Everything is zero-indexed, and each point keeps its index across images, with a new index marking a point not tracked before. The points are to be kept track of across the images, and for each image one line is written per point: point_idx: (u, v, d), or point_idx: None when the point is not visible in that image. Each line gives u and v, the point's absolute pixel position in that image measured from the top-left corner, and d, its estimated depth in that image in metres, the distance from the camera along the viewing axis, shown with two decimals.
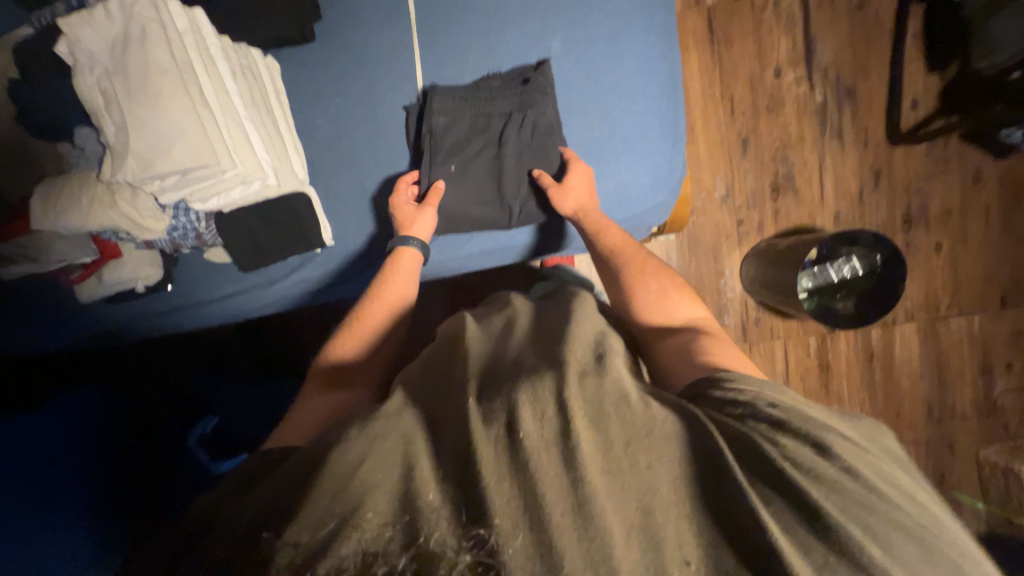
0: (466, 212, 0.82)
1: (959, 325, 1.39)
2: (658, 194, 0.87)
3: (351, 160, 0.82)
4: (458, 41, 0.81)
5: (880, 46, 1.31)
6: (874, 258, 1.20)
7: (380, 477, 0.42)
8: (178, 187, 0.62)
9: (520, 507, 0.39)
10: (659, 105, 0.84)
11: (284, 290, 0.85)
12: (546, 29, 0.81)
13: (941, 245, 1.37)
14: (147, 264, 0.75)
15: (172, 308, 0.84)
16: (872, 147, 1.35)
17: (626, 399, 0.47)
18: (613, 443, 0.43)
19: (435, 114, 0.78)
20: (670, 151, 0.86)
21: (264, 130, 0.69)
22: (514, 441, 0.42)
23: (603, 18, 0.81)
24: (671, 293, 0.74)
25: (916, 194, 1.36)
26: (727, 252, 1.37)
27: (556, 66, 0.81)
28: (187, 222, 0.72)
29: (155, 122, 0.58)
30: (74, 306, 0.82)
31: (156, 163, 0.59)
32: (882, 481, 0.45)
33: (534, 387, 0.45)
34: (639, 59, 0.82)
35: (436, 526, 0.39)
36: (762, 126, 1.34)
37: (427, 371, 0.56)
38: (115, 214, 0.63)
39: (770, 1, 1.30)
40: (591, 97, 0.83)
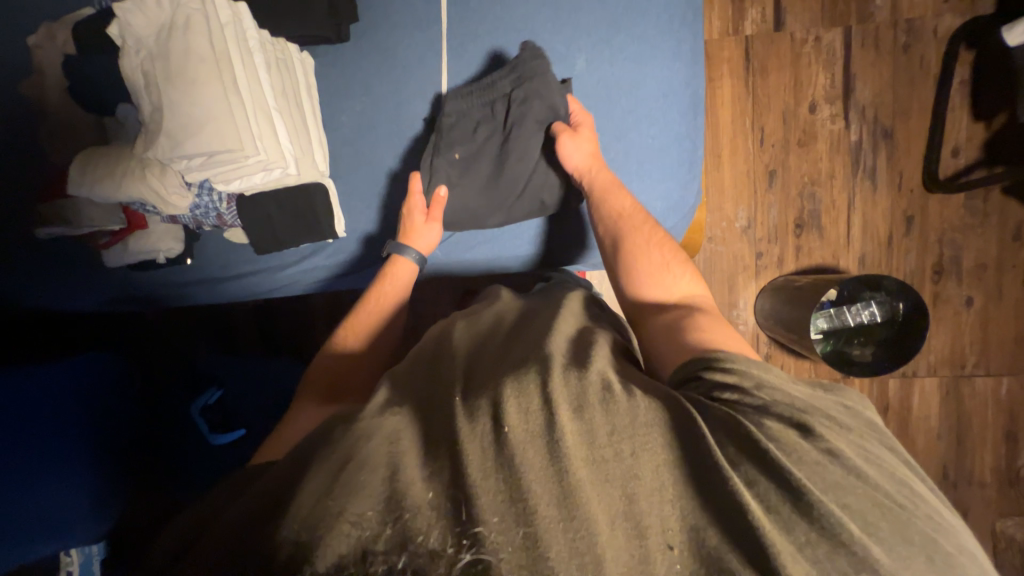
0: (468, 203, 0.83)
1: (985, 387, 1.31)
2: (669, 219, 0.86)
3: (370, 156, 0.85)
4: (487, 50, 0.82)
5: (924, 90, 1.28)
6: (895, 306, 1.16)
7: (366, 478, 0.40)
8: (202, 168, 0.65)
9: (507, 501, 0.39)
10: (678, 130, 0.84)
11: (297, 275, 0.89)
12: (573, 47, 0.82)
13: (972, 300, 1.31)
14: (168, 237, 0.79)
15: (192, 282, 0.88)
16: (905, 191, 1.31)
17: (610, 389, 0.47)
18: (598, 433, 0.43)
19: (447, 116, 0.80)
20: (685, 176, 0.85)
21: (291, 121, 0.72)
22: (500, 436, 0.42)
23: (631, 39, 0.81)
24: (675, 270, 0.73)
25: (949, 244, 1.31)
26: (743, 284, 1.34)
27: (578, 84, 0.82)
28: (209, 202, 0.74)
29: (188, 105, 0.62)
30: (98, 273, 0.86)
31: (184, 143, 0.62)
32: (866, 463, 0.45)
33: (520, 382, 0.46)
34: (662, 84, 0.82)
35: (423, 523, 0.38)
36: (792, 160, 1.31)
37: (410, 366, 0.57)
38: (144, 188, 0.67)
39: (812, 36, 1.28)
40: (609, 115, 0.83)
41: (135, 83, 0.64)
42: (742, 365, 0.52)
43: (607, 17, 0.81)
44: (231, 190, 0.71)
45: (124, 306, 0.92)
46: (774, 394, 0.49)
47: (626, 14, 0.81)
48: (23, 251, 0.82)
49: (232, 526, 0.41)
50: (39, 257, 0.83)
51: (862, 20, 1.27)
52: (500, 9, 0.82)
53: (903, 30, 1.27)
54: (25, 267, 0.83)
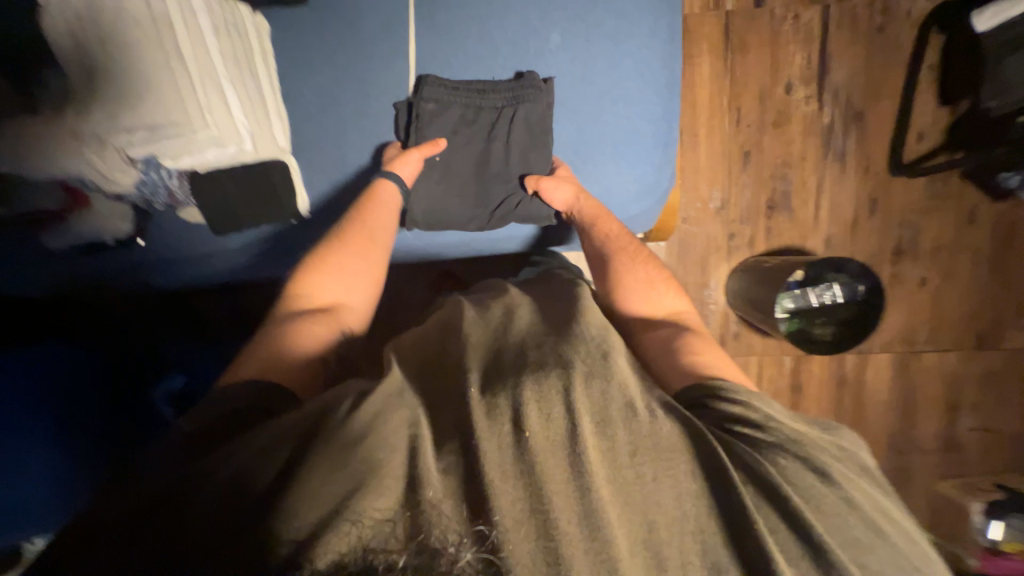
0: (444, 200, 0.83)
1: (932, 361, 1.40)
2: (643, 202, 0.86)
3: (336, 132, 0.80)
4: (458, 21, 0.78)
5: (894, 73, 1.29)
6: (857, 288, 1.20)
7: (385, 457, 0.43)
8: (147, 144, 0.61)
9: (527, 510, 0.41)
10: (653, 111, 0.82)
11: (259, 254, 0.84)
12: (548, 21, 0.78)
13: (927, 280, 1.38)
14: (116, 219, 0.75)
15: (145, 263, 0.83)
16: (872, 174, 1.34)
17: (632, 408, 0.49)
18: (620, 452, 0.46)
19: (424, 98, 0.77)
20: (660, 158, 0.84)
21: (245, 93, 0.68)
22: (521, 443, 0.44)
23: (608, 13, 0.78)
24: (660, 287, 0.75)
25: (909, 226, 1.36)
26: (715, 264, 1.36)
27: (553, 60, 0.79)
28: (157, 179, 0.69)
29: (125, 71, 0.57)
30: (35, 255, 0.79)
31: (124, 115, 0.58)
32: (877, 513, 0.48)
33: (541, 384, 0.47)
34: (637, 63, 0.80)
35: (440, 522, 0.39)
36: (766, 141, 1.32)
37: (420, 351, 0.57)
38: (77, 162, 0.62)
39: (791, 13, 1.26)
40: (584, 94, 0.80)
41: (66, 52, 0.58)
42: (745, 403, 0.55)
43: None
44: (181, 165, 0.67)
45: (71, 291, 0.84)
46: (782, 431, 0.52)
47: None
48: None
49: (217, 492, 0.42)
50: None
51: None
52: None
53: (878, 10, 1.27)
54: None
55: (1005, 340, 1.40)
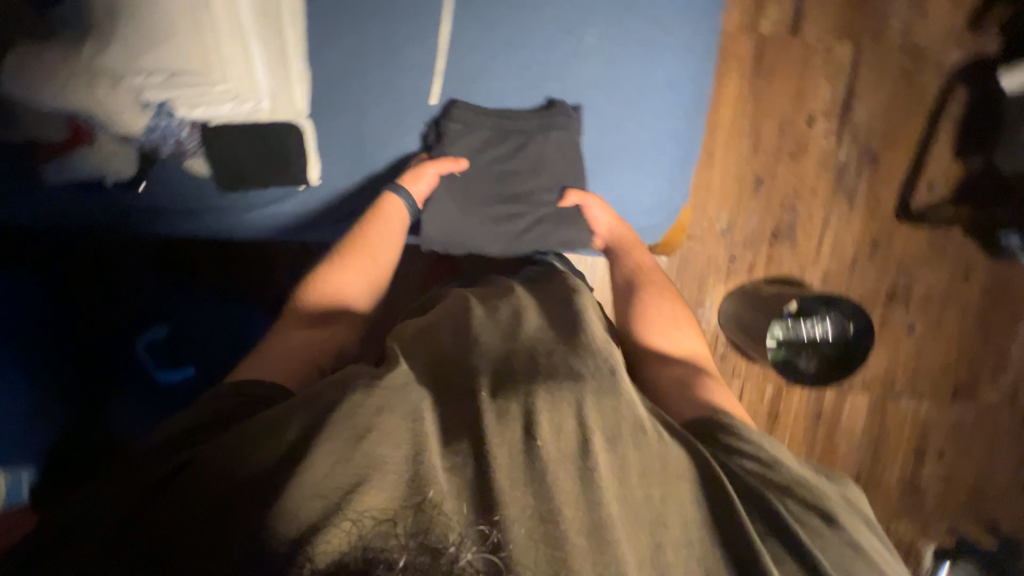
0: (464, 222, 0.81)
1: (907, 407, 1.43)
2: (653, 216, 0.87)
3: (353, 101, 0.76)
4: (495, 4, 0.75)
5: (915, 120, 1.30)
6: (846, 327, 1.18)
7: (388, 453, 0.45)
8: (163, 88, 0.68)
9: (535, 515, 0.44)
10: (678, 126, 0.82)
11: (263, 216, 0.81)
12: (586, 19, 0.76)
13: (914, 327, 1.40)
14: (119, 157, 0.73)
15: (141, 209, 0.78)
16: (878, 217, 1.35)
17: (641, 428, 0.52)
18: (628, 469, 0.49)
19: (451, 118, 0.77)
20: (677, 174, 0.85)
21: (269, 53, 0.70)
22: (531, 449, 0.47)
23: (648, 20, 0.77)
24: (683, 325, 0.76)
25: (906, 273, 1.38)
26: (712, 285, 1.38)
27: (586, 60, 0.78)
28: (168, 126, 0.71)
29: (152, 18, 0.64)
30: (24, 185, 0.74)
31: (147, 57, 0.66)
32: (878, 555, 0.51)
33: (554, 396, 0.51)
34: (670, 75, 0.79)
35: (441, 521, 0.42)
36: (780, 170, 1.32)
37: (429, 348, 0.60)
38: (90, 98, 0.65)
39: (824, 45, 1.26)
40: (612, 99, 0.80)
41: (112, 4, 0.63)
42: (755, 441, 0.57)
43: None
44: (195, 116, 0.71)
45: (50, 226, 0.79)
46: (789, 471, 0.55)
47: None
48: None
49: (207, 485, 0.45)
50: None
51: (874, 38, 1.26)
52: None
53: (910, 55, 1.27)
54: None
55: (979, 395, 1.43)
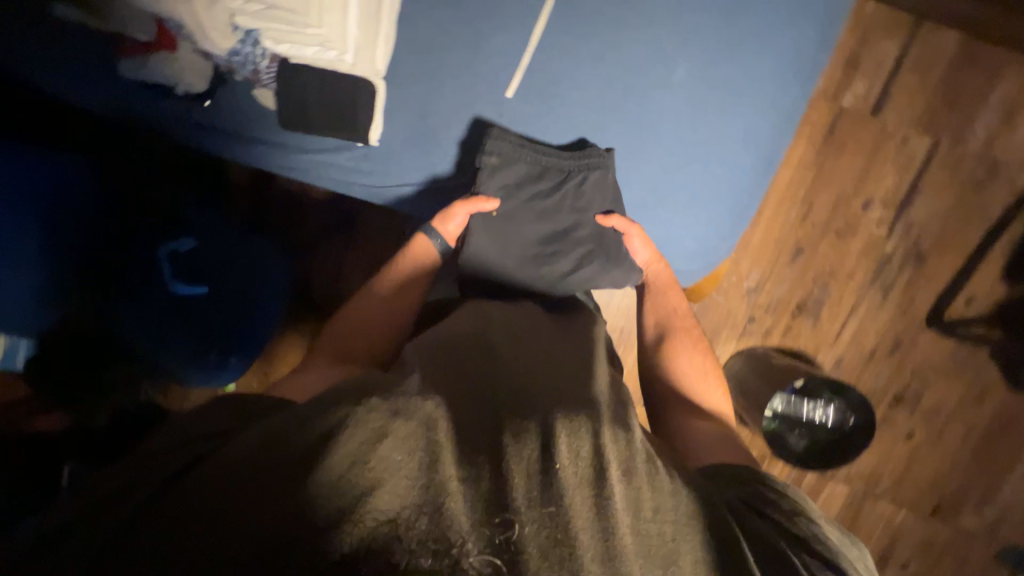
0: (499, 257, 0.78)
1: (883, 510, 1.41)
2: (693, 263, 0.86)
3: (432, 75, 0.77)
4: (595, 14, 0.74)
5: (972, 231, 1.26)
6: (846, 418, 1.17)
7: (401, 458, 0.46)
8: (258, 18, 0.71)
9: (549, 538, 0.45)
10: (742, 182, 0.81)
11: (313, 163, 0.81)
12: (680, 52, 0.75)
13: (912, 435, 1.38)
14: (194, 71, 0.74)
15: (202, 126, 0.79)
16: (908, 317, 1.32)
17: (652, 464, 0.54)
18: (641, 502, 0.50)
19: (488, 151, 0.76)
20: (727, 229, 0.84)
21: (364, 11, 0.72)
22: (546, 470, 0.48)
23: (742, 68, 0.76)
24: (713, 381, 0.79)
25: (919, 380, 1.35)
26: (724, 339, 1.37)
27: (670, 93, 0.77)
28: (250, 53, 0.73)
29: None
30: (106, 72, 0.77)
31: None
32: None
33: (572, 422, 0.53)
34: (747, 130, 0.78)
35: (456, 525, 0.44)
36: (823, 245, 1.30)
37: (448, 352, 0.62)
38: (184, 9, 0.69)
39: (902, 133, 1.23)
40: (685, 138, 0.78)
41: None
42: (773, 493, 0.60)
43: (728, 35, 0.75)
44: (278, 52, 0.74)
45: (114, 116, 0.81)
46: (806, 526, 0.57)
47: (747, 40, 0.75)
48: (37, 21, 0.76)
49: (213, 495, 0.46)
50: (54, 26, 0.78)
51: (955, 139, 1.22)
52: None
53: (986, 165, 1.23)
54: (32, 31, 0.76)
55: (959, 519, 1.41)
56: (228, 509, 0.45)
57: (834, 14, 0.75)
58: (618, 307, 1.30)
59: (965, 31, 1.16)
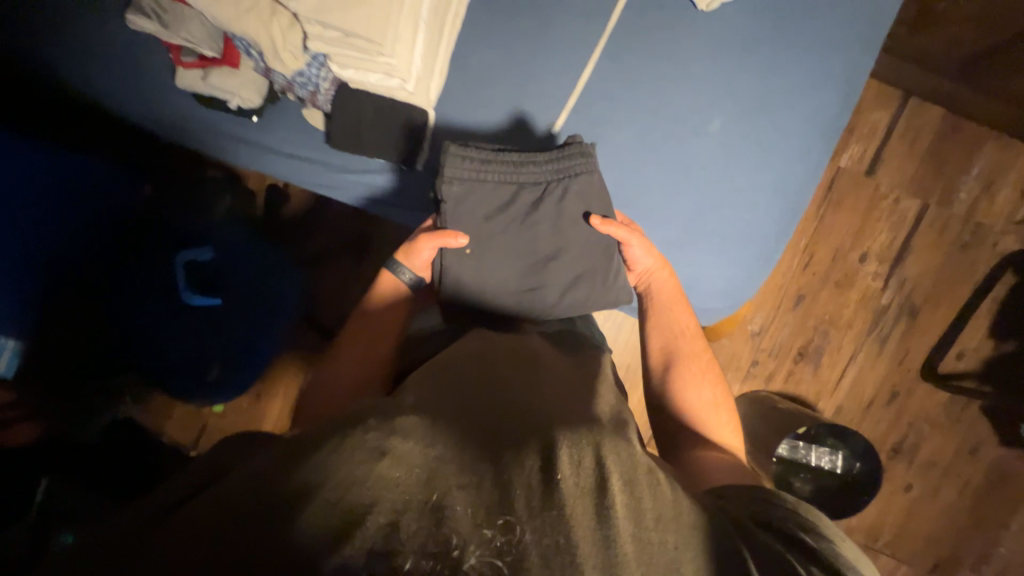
0: (484, 288, 0.78)
1: (884, 565, 1.39)
2: (721, 301, 0.88)
3: (481, 106, 0.81)
4: (637, 67, 0.80)
5: (961, 289, 1.34)
6: (853, 464, 1.18)
7: (400, 475, 0.42)
8: (331, 44, 0.63)
9: (553, 545, 0.39)
10: (771, 227, 0.84)
11: (345, 181, 0.83)
12: (712, 106, 0.81)
13: (911, 488, 1.39)
14: (252, 89, 0.74)
15: (242, 139, 0.82)
16: (904, 368, 1.37)
17: (655, 475, 0.50)
18: (648, 514, 0.45)
19: (447, 180, 0.75)
20: (756, 270, 0.86)
21: (430, 44, 0.69)
22: (551, 482, 0.44)
23: (770, 124, 0.82)
24: (723, 414, 0.77)
25: (916, 431, 1.38)
26: (728, 381, 1.39)
27: (706, 139, 0.82)
28: (314, 75, 0.71)
29: None
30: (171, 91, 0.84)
31: (333, 11, 0.59)
32: None
33: (575, 440, 0.49)
34: (776, 179, 0.83)
35: (454, 530, 0.39)
36: (823, 294, 1.36)
37: (439, 379, 0.59)
38: (262, 32, 0.62)
39: (894, 194, 1.32)
40: (718, 183, 0.83)
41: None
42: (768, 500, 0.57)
43: (757, 94, 0.81)
44: (340, 76, 0.68)
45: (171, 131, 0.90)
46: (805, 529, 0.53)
47: (777, 100, 0.81)
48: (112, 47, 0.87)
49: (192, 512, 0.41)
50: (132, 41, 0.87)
51: (942, 203, 1.32)
52: (663, 36, 0.80)
53: (971, 228, 1.32)
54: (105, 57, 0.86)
55: None
56: (208, 518, 0.39)
57: (861, 79, 0.81)
58: (627, 343, 1.32)
59: (948, 108, 1.28)
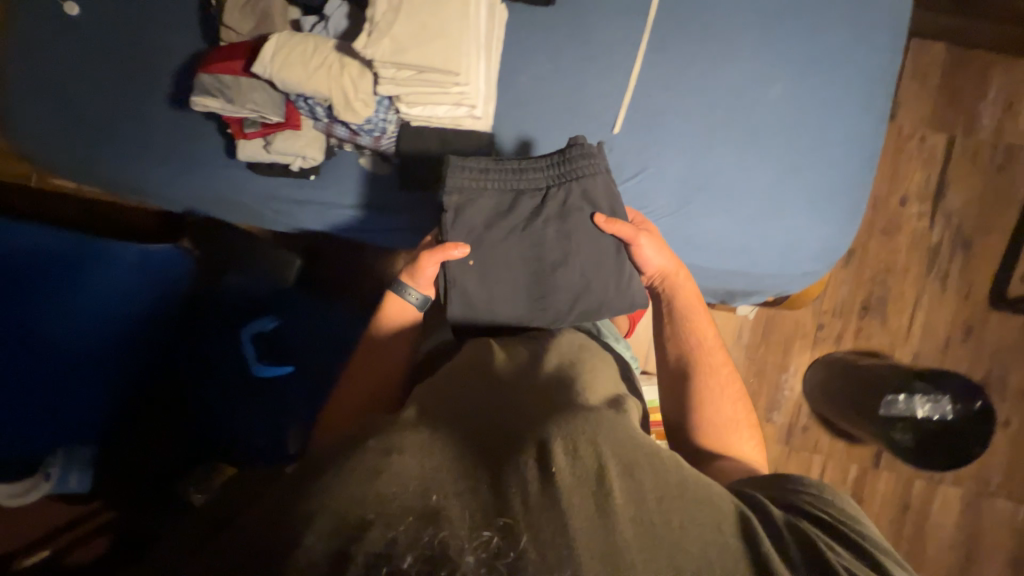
0: (489, 303, 0.75)
1: (1005, 508, 1.33)
2: (820, 261, 0.85)
3: (541, 122, 0.83)
4: (679, 55, 0.82)
5: (1008, 212, 1.33)
6: (968, 407, 1.07)
7: (398, 487, 0.41)
8: (404, 82, 0.68)
9: (551, 539, 0.39)
10: (853, 179, 0.84)
11: (401, 220, 0.86)
12: (761, 78, 0.82)
13: (1010, 421, 1.34)
14: (314, 146, 0.77)
15: (299, 201, 0.86)
16: (971, 301, 1.34)
17: (658, 457, 0.49)
18: (647, 497, 0.45)
19: (449, 190, 0.74)
20: (847, 225, 0.85)
21: (488, 70, 0.75)
22: (547, 475, 0.43)
23: (827, 83, 0.83)
24: (743, 430, 0.75)
25: (999, 362, 1.34)
26: (798, 350, 1.36)
27: (768, 109, 0.83)
28: (380, 119, 0.75)
29: (426, 16, 0.66)
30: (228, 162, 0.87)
31: (409, 51, 0.65)
32: None
33: (571, 425, 0.48)
34: (846, 133, 0.83)
35: (450, 532, 0.38)
36: (872, 244, 1.35)
37: (442, 390, 0.59)
38: (336, 85, 0.69)
39: (918, 133, 1.33)
40: (791, 148, 0.83)
41: (361, 20, 0.73)
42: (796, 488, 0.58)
43: (802, 57, 0.82)
44: (409, 113, 0.73)
45: (196, 201, 0.91)
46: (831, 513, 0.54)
47: (823, 60, 0.82)
48: (155, 124, 0.87)
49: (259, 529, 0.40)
50: (173, 125, 0.87)
51: (967, 132, 1.33)
52: (697, 20, 0.82)
53: (1002, 151, 1.33)
54: (139, 135, 0.88)
55: None
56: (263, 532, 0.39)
57: (901, 22, 0.83)
58: None
59: (952, 40, 1.30)
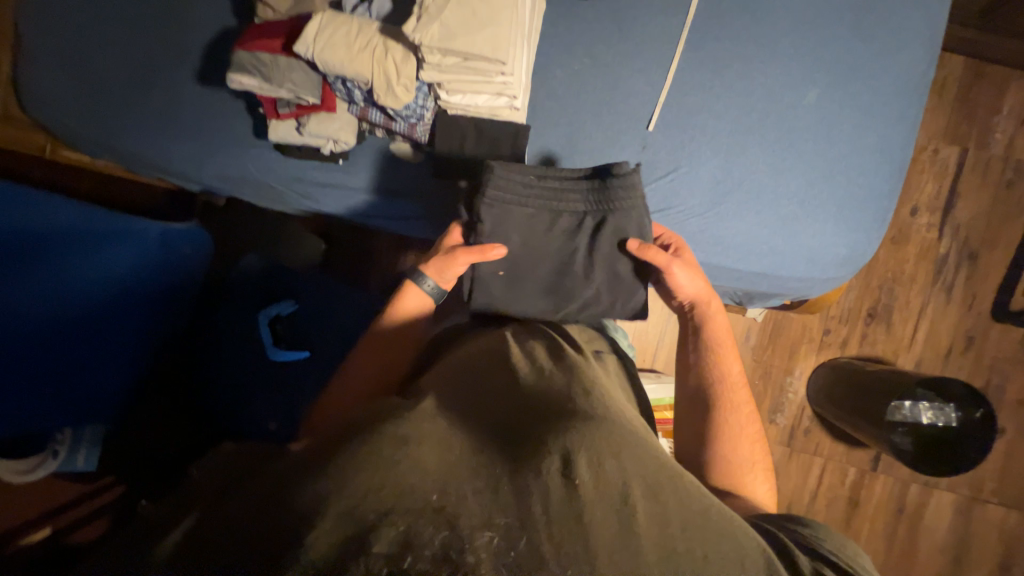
0: (510, 305, 0.77)
1: (995, 514, 1.36)
2: (845, 268, 0.87)
3: (575, 117, 0.83)
4: (714, 55, 0.82)
5: (1014, 226, 1.35)
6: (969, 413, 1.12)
7: (415, 481, 0.40)
8: (449, 69, 0.69)
9: (574, 551, 0.38)
10: (882, 188, 0.85)
11: (415, 208, 0.86)
12: (796, 82, 0.83)
13: (1005, 430, 1.37)
14: (349, 129, 0.78)
15: (319, 183, 0.87)
16: (974, 313, 1.37)
17: (680, 481, 0.49)
18: (671, 522, 0.44)
19: (487, 194, 0.73)
20: (873, 233, 0.86)
21: (530, 61, 0.75)
22: (569, 485, 0.42)
23: (864, 90, 0.83)
24: (759, 473, 0.73)
25: (998, 373, 1.37)
26: (804, 353, 1.38)
27: (805, 114, 0.83)
28: (418, 106, 0.76)
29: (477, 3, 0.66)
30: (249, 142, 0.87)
31: (458, 37, 0.65)
32: None
33: (591, 430, 0.48)
34: (879, 141, 0.84)
35: (467, 531, 0.37)
36: (882, 252, 1.36)
37: (458, 391, 0.58)
38: (379, 69, 0.69)
39: (932, 145, 1.35)
40: (825, 153, 0.84)
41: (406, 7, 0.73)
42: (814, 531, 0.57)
43: (838, 64, 0.83)
44: (449, 101, 0.74)
45: (204, 176, 0.89)
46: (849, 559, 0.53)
47: (857, 67, 0.83)
48: (177, 99, 0.86)
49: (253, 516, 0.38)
50: (194, 100, 0.86)
51: (979, 146, 1.34)
52: (734, 21, 0.82)
53: (1012, 166, 1.35)
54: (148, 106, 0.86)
55: None
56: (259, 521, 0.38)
57: (937, 33, 0.84)
58: None
59: (970, 54, 1.31)
